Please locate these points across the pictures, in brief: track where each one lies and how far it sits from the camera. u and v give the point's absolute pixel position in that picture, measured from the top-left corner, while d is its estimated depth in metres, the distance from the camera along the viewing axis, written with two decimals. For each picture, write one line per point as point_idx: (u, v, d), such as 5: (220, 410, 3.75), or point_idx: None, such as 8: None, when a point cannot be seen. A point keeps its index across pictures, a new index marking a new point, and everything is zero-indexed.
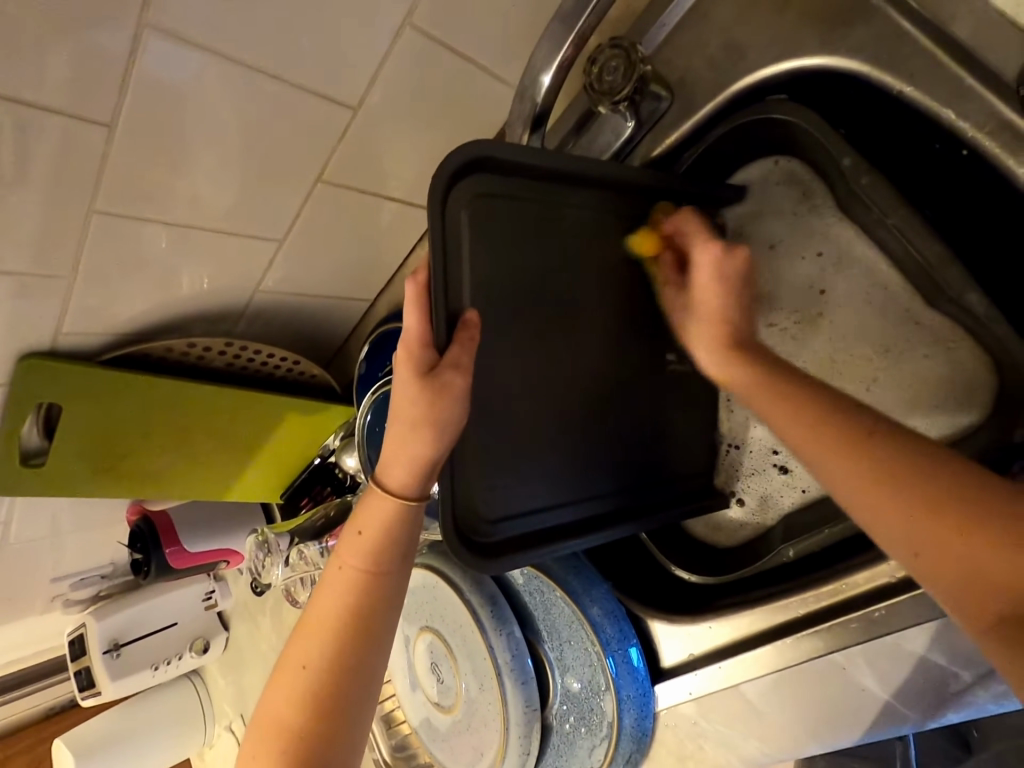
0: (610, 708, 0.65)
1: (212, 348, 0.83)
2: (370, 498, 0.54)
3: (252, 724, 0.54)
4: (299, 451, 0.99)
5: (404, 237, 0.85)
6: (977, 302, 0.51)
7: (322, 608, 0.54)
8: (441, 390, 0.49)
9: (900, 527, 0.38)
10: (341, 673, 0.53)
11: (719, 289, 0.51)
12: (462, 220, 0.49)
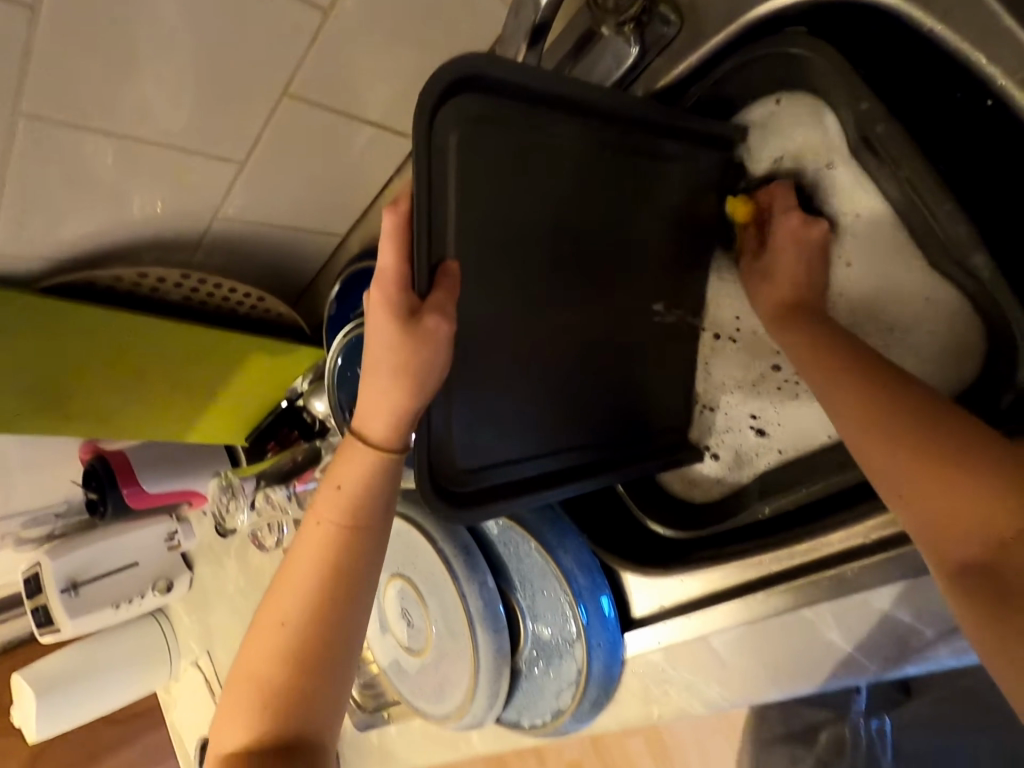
0: (579, 654, 0.66)
1: (167, 280, 0.76)
2: (348, 450, 0.51)
3: (230, 679, 0.51)
4: (264, 394, 0.94)
5: (381, 167, 0.78)
6: (982, 265, 0.49)
7: (300, 563, 0.51)
8: (421, 336, 0.45)
9: (894, 467, 0.39)
10: (320, 632, 0.50)
11: (802, 255, 0.55)
12: (449, 145, 0.44)
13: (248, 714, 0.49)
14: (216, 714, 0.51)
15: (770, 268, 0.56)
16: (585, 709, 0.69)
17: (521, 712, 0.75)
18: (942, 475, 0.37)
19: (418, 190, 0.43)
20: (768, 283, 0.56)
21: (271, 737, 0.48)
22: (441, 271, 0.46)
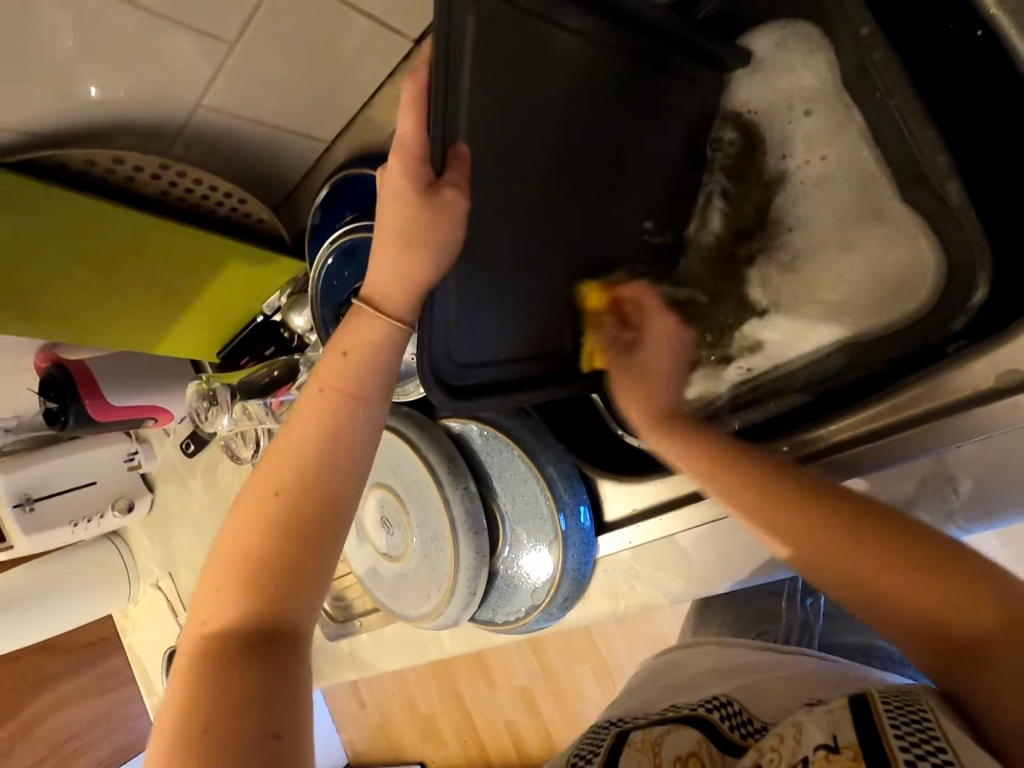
0: (556, 554, 0.71)
1: (145, 170, 0.72)
2: (358, 319, 0.51)
3: (212, 556, 0.49)
4: (241, 305, 0.92)
5: (375, 68, 0.76)
6: (954, 191, 0.53)
7: (297, 434, 0.50)
8: (440, 210, 0.47)
9: (847, 580, 0.43)
10: (316, 499, 0.49)
11: (665, 339, 0.62)
12: (467, 26, 0.44)
13: (233, 591, 0.47)
14: (196, 584, 0.49)
15: (642, 366, 0.61)
16: (558, 606, 0.74)
17: (495, 611, 0.80)
18: (898, 575, 0.41)
19: (435, 64, 0.44)
20: (642, 387, 0.61)
21: (256, 612, 0.46)
22: (455, 146, 0.47)
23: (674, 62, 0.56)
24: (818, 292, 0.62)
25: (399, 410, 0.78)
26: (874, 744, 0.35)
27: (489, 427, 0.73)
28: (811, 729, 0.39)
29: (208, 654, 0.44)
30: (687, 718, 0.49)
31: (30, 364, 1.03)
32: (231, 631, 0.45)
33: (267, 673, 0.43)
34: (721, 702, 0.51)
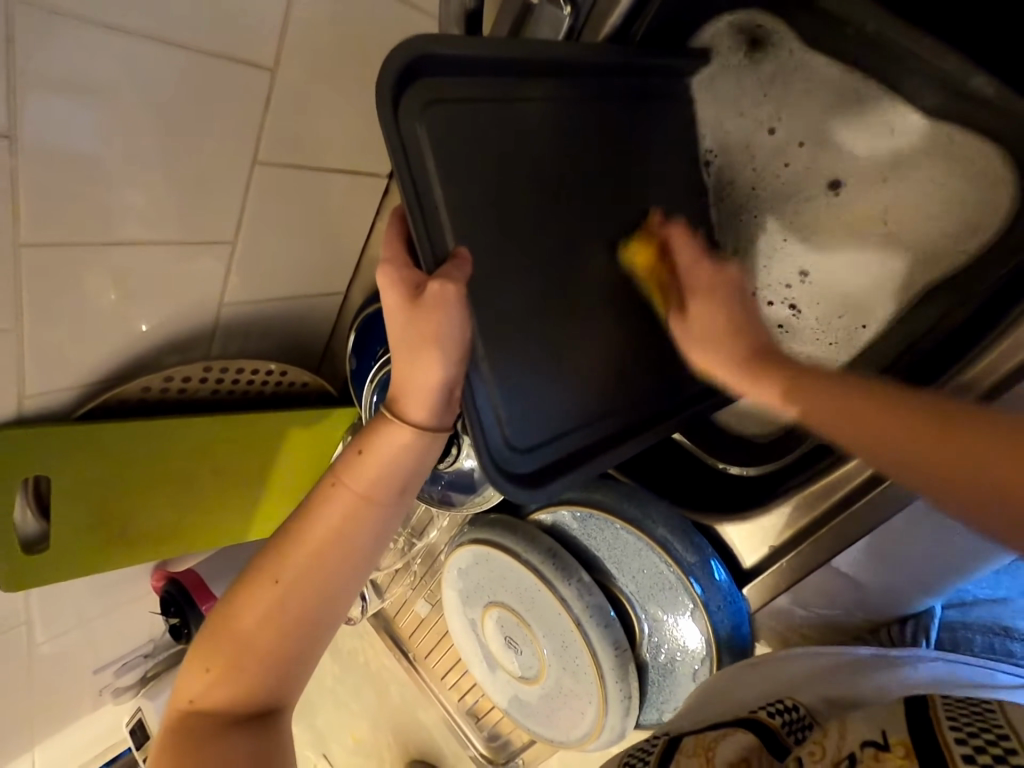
0: (701, 622, 0.62)
1: (193, 376, 0.77)
2: (377, 423, 0.52)
3: (203, 633, 0.51)
4: (311, 468, 0.93)
5: (362, 212, 0.80)
6: (984, 84, 0.54)
7: (309, 532, 0.51)
8: (436, 310, 0.45)
9: (896, 440, 0.40)
10: (315, 597, 0.51)
11: (732, 305, 0.52)
12: (420, 136, 0.45)
13: (224, 672, 0.50)
14: (192, 648, 0.52)
15: (708, 310, 0.52)
16: None
17: (661, 708, 0.70)
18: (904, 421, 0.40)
19: (406, 182, 0.45)
20: (731, 329, 0.51)
21: (248, 695, 0.50)
22: (442, 242, 0.47)
23: (628, 89, 0.55)
24: (863, 227, 0.60)
25: (491, 519, 0.75)
26: (920, 735, 0.37)
27: (582, 507, 0.67)
28: (859, 724, 0.41)
29: (192, 728, 0.49)
30: (742, 721, 0.48)
31: (148, 588, 1.07)
32: (221, 710, 0.50)
33: (252, 754, 0.49)
34: (782, 706, 0.49)
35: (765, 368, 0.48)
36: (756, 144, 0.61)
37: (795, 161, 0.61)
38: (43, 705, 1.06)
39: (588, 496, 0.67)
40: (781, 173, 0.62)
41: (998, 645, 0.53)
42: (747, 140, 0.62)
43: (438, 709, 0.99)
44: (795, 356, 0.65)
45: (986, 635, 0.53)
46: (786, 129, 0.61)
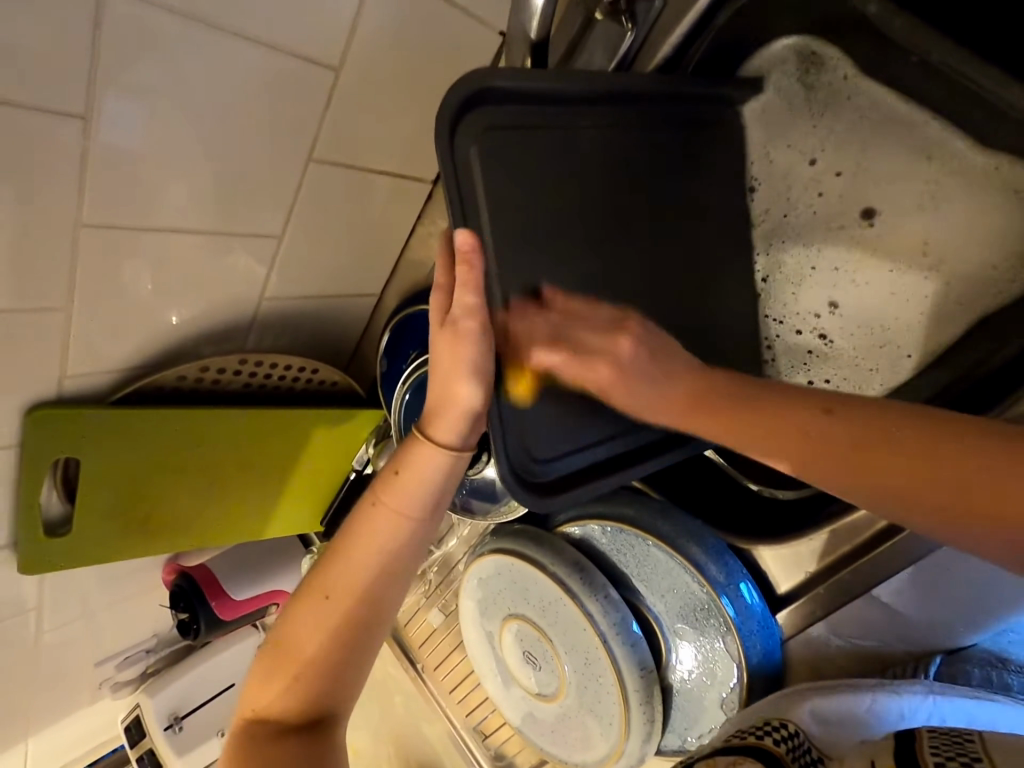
0: (733, 646, 0.61)
1: (227, 369, 0.77)
2: (414, 439, 0.51)
3: (264, 648, 0.52)
4: (333, 469, 0.93)
5: (403, 219, 0.82)
6: None
7: (352, 549, 0.51)
8: (464, 338, 0.48)
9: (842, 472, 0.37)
10: (363, 611, 0.51)
11: (643, 354, 0.47)
12: (473, 160, 0.46)
13: (282, 684, 0.50)
14: (250, 668, 0.53)
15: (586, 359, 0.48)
16: None
17: (684, 735, 0.67)
18: (842, 428, 0.38)
19: (454, 202, 0.46)
20: (618, 373, 0.47)
21: (301, 711, 0.50)
22: (486, 266, 0.47)
23: (684, 110, 0.56)
24: (899, 253, 0.59)
25: (520, 527, 0.74)
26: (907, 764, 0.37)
27: (613, 523, 0.66)
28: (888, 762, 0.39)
29: (256, 737, 0.49)
30: (747, 749, 0.46)
31: (160, 580, 1.06)
32: (277, 725, 0.49)
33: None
34: (785, 730, 0.48)
35: (702, 401, 0.45)
36: (794, 172, 0.62)
37: (828, 193, 0.61)
38: (43, 692, 1.05)
39: (616, 511, 0.66)
40: (815, 203, 0.62)
41: (994, 677, 0.51)
42: (787, 173, 0.62)
43: (444, 723, 0.97)
44: (827, 381, 0.66)
45: (983, 668, 0.52)
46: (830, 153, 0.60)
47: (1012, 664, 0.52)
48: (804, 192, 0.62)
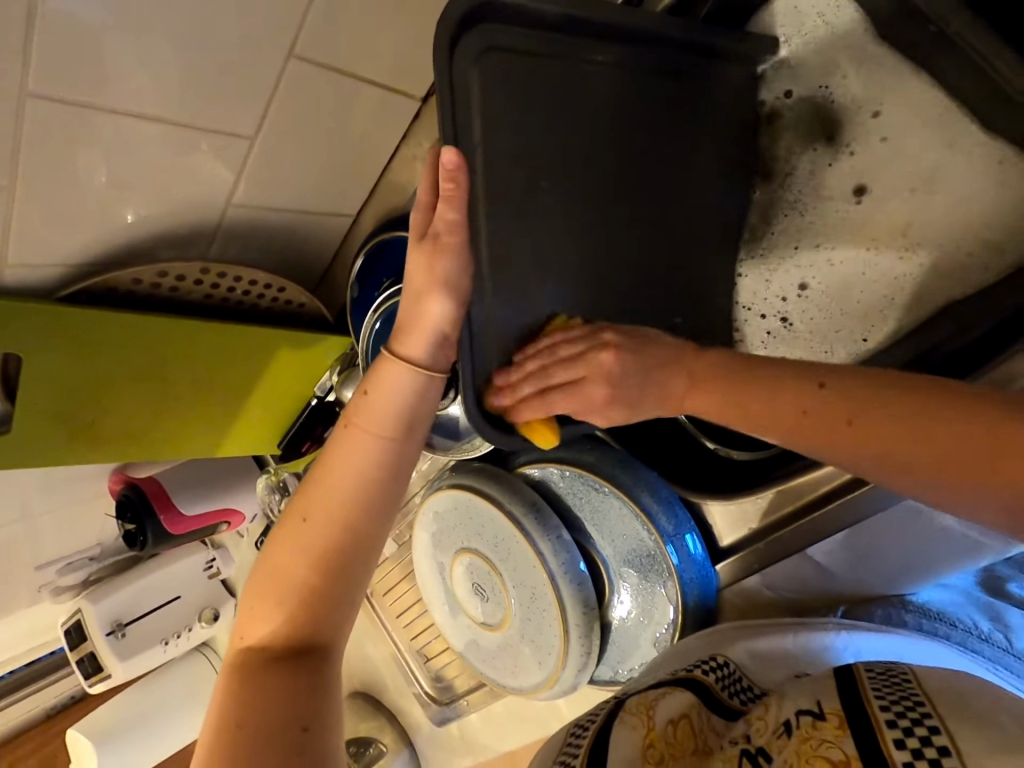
0: (672, 590, 0.64)
1: (187, 277, 0.73)
2: (384, 362, 0.52)
3: (254, 576, 0.52)
4: (294, 393, 0.91)
5: (386, 135, 0.77)
6: None
7: (329, 469, 0.51)
8: (442, 253, 0.48)
9: (886, 458, 0.38)
10: (347, 531, 0.50)
11: (634, 368, 0.47)
12: (471, 81, 0.43)
13: (270, 609, 0.50)
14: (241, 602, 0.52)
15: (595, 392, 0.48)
16: None
17: (617, 667, 0.72)
18: (838, 401, 0.39)
19: (445, 124, 0.43)
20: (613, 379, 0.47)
21: (289, 635, 0.49)
22: (472, 182, 0.45)
23: (694, 51, 0.53)
24: (881, 240, 0.58)
25: (481, 466, 0.74)
26: (856, 708, 0.37)
27: (573, 468, 0.68)
28: (794, 699, 0.41)
29: (247, 661, 0.48)
30: (680, 680, 0.50)
31: (106, 490, 1.04)
32: (267, 649, 0.49)
33: (287, 688, 0.47)
34: (716, 662, 0.53)
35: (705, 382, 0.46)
36: (803, 133, 0.60)
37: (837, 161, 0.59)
38: None
39: (576, 457, 0.68)
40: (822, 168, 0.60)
41: (894, 615, 0.55)
42: (795, 131, 0.61)
43: (389, 645, 1.00)
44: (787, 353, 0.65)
45: (885, 607, 0.56)
46: (848, 112, 0.58)
47: (911, 605, 0.55)
48: (813, 156, 0.60)
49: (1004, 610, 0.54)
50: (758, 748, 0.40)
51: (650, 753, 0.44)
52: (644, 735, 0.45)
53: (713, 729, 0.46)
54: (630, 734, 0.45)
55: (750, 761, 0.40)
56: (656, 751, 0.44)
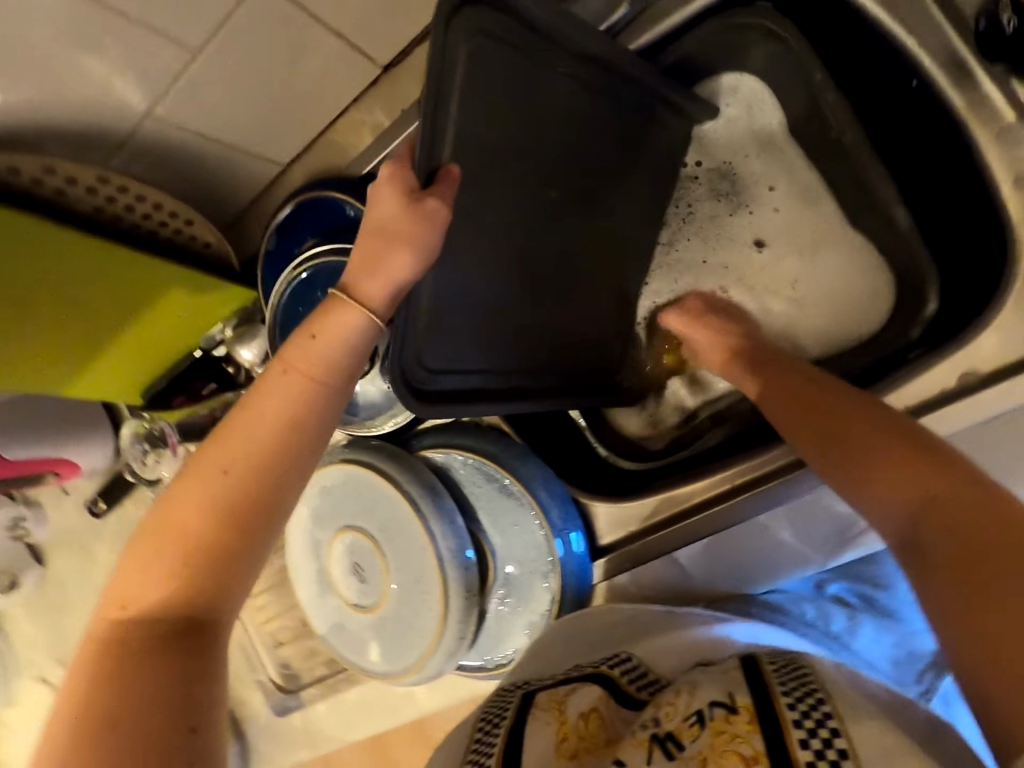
0: (553, 583, 0.69)
1: (79, 182, 0.65)
2: (336, 303, 0.49)
3: (144, 528, 0.46)
4: (176, 339, 0.83)
5: (336, 90, 0.74)
6: (901, 217, 0.62)
7: (257, 411, 0.47)
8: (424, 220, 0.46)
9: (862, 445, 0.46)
10: (267, 484, 0.46)
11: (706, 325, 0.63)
12: (459, 57, 0.45)
13: (162, 569, 0.44)
14: (120, 560, 0.46)
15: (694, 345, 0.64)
16: None
17: (486, 654, 0.74)
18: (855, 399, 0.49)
19: (429, 88, 0.44)
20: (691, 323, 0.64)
21: (184, 600, 0.44)
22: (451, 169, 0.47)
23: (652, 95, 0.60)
24: (767, 297, 0.68)
25: (378, 443, 0.73)
26: (764, 701, 0.39)
27: (474, 455, 0.70)
28: (708, 686, 0.42)
29: (127, 629, 0.42)
30: (590, 677, 0.52)
31: None
32: (155, 614, 0.43)
33: (180, 661, 0.42)
34: (621, 659, 0.55)
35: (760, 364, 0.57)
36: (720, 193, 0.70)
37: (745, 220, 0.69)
38: None
39: (479, 445, 0.71)
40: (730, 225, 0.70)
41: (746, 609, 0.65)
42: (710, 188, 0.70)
43: (235, 628, 0.93)
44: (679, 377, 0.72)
45: (739, 602, 0.66)
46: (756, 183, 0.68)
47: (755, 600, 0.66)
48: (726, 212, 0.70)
49: (827, 605, 0.66)
50: (669, 733, 0.40)
51: (563, 747, 0.45)
52: (557, 730, 0.46)
53: (622, 723, 0.47)
54: (544, 729, 0.47)
55: (659, 748, 0.40)
56: (569, 745, 0.45)
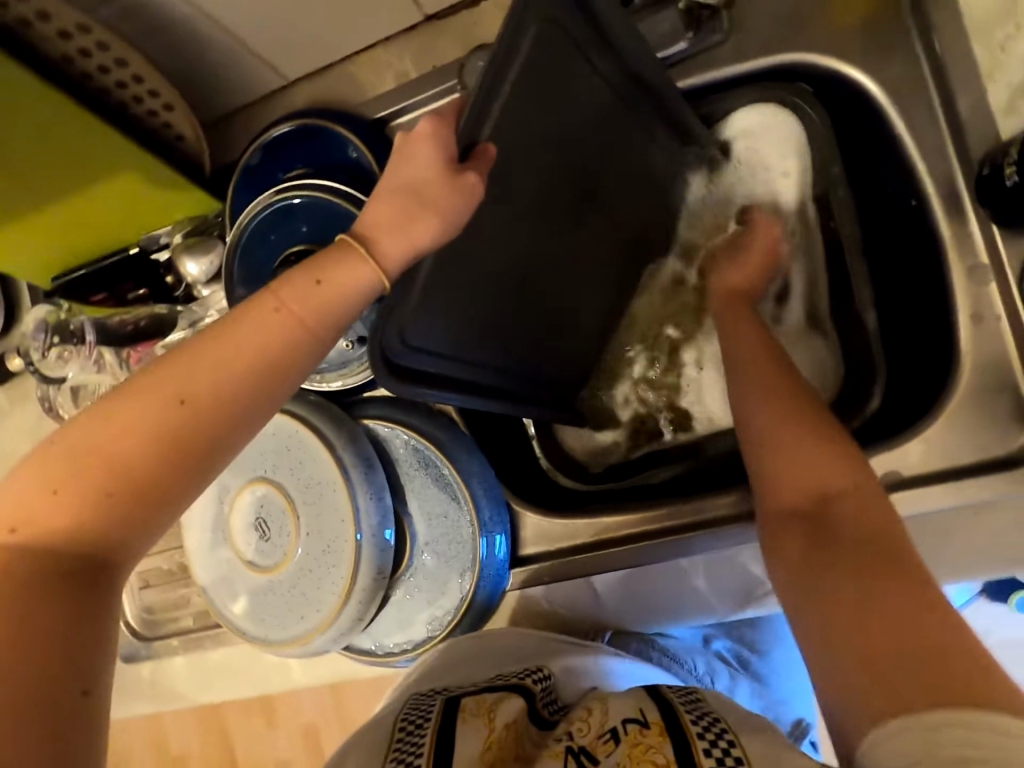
0: (467, 582, 0.67)
1: (53, 20, 0.58)
2: (348, 251, 0.47)
3: (51, 447, 0.40)
4: (118, 228, 0.74)
5: (373, 22, 0.69)
6: (871, 320, 0.67)
7: (227, 344, 0.43)
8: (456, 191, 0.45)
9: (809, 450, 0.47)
10: (217, 427, 0.42)
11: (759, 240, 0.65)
12: (529, 36, 0.44)
13: (70, 498, 0.39)
14: (16, 478, 0.40)
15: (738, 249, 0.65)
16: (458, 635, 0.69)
17: (379, 641, 0.71)
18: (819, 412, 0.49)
19: (494, 59, 0.43)
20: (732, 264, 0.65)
21: (88, 538, 0.39)
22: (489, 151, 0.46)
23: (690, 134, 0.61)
24: None
25: (320, 400, 0.69)
26: (673, 721, 0.39)
27: (418, 436, 0.68)
28: (620, 704, 0.43)
29: (13, 561, 0.37)
30: (514, 689, 0.51)
31: None
32: (51, 550, 0.38)
33: (69, 611, 0.37)
34: (540, 676, 0.55)
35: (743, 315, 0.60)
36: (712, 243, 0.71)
37: None
38: None
39: (427, 427, 0.68)
40: None
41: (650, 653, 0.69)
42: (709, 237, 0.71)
43: None
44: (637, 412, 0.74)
45: (643, 642, 0.69)
46: None
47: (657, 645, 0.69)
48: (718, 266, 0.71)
49: (715, 662, 0.73)
50: (584, 748, 0.42)
51: (488, 756, 0.44)
52: (484, 741, 0.45)
53: (539, 744, 0.46)
54: (475, 736, 0.45)
55: (575, 760, 0.41)
56: (496, 754, 0.44)
